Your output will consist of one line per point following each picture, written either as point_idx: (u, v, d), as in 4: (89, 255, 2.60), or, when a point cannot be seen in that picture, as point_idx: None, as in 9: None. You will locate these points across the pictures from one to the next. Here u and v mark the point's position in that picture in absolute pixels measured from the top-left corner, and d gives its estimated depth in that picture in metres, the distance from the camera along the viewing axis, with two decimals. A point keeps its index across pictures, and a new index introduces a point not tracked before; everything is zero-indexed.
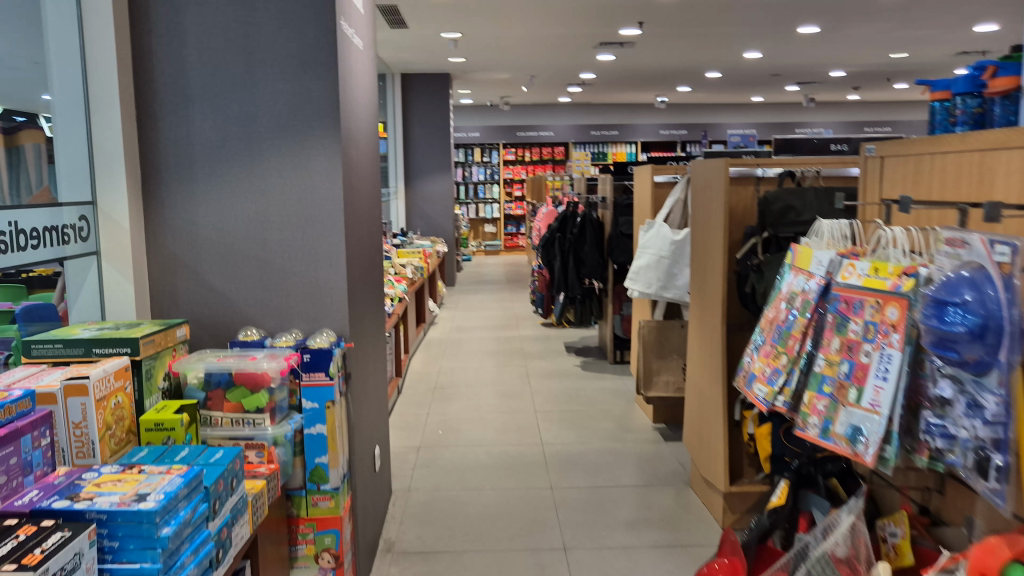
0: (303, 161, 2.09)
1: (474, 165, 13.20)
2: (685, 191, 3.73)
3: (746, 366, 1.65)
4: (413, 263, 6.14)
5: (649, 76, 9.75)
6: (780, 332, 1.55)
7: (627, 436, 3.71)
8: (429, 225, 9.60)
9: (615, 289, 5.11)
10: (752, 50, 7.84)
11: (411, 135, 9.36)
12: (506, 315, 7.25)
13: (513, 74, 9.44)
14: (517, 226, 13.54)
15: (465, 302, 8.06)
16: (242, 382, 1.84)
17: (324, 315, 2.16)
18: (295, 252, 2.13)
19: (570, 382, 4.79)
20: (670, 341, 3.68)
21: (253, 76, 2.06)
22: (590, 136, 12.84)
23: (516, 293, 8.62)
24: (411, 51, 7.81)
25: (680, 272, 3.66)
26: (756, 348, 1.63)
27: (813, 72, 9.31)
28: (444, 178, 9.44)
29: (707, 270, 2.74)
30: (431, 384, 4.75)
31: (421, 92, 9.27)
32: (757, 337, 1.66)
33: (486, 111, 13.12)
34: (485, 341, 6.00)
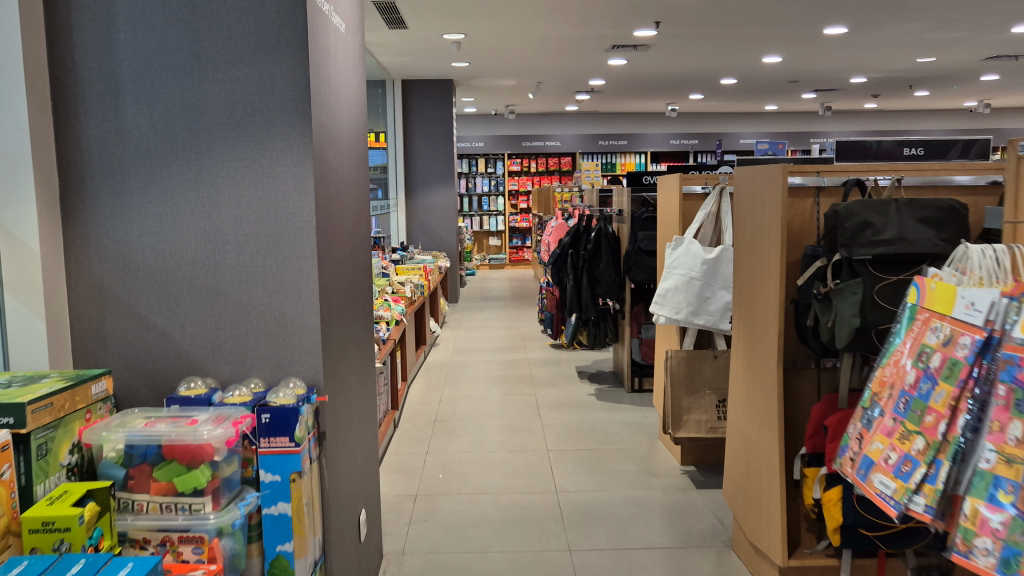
0: (266, 165, 1.68)
1: (478, 176, 12.79)
2: (718, 204, 3.31)
3: (873, 443, 1.39)
4: (412, 282, 5.72)
5: (661, 83, 9.34)
6: (921, 406, 1.27)
7: (652, 481, 3.27)
8: (432, 239, 9.18)
9: (633, 310, 4.68)
10: (772, 54, 7.43)
11: (412, 145, 8.95)
12: (512, 335, 6.81)
13: (519, 81, 9.05)
14: (522, 239, 13.11)
15: (469, 320, 7.62)
16: (175, 456, 1.41)
17: (291, 358, 1.72)
18: (255, 281, 1.71)
19: (584, 414, 4.35)
20: (702, 374, 3.24)
21: (201, 59, 1.65)
22: (598, 146, 12.44)
23: (522, 311, 8.19)
24: (412, 55, 7.40)
25: (712, 295, 3.23)
26: (887, 421, 1.37)
27: (833, 78, 8.90)
28: (447, 189, 9.03)
29: (755, 298, 2.31)
30: (431, 416, 4.31)
31: (422, 99, 8.87)
32: (886, 406, 1.39)
33: (490, 120, 12.73)
34: (489, 366, 5.56)
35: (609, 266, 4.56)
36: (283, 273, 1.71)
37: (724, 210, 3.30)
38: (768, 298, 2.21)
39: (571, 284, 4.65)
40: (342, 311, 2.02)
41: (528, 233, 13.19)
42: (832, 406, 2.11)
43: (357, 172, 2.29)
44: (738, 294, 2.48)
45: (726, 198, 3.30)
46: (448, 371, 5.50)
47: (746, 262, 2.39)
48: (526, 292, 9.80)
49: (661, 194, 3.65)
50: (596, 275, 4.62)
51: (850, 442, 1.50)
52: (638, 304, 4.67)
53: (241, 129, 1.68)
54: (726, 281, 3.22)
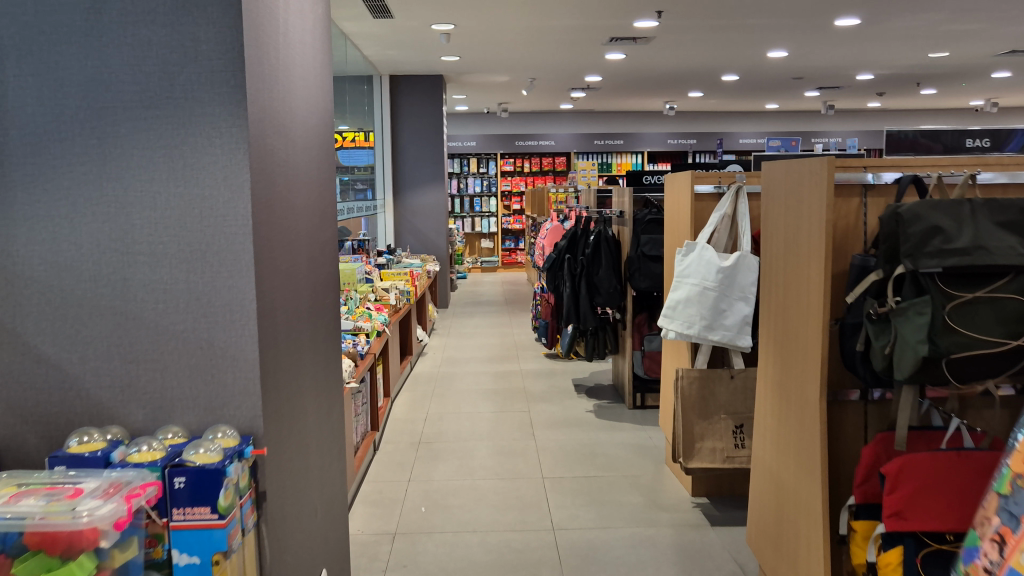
0: (187, 155, 1.32)
1: (470, 176, 12.43)
2: (735, 205, 2.96)
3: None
4: (397, 289, 5.37)
5: (660, 79, 9.02)
6: None
7: (660, 516, 2.91)
8: (421, 242, 8.81)
9: (635, 321, 4.34)
10: (778, 48, 7.11)
11: (401, 144, 8.60)
12: (504, 343, 6.45)
13: (513, 77, 8.70)
14: (515, 241, 12.77)
15: (460, 327, 7.26)
16: (43, 545, 1.04)
17: (222, 400, 1.36)
18: (176, 301, 1.35)
19: (583, 434, 4.00)
20: (717, 397, 2.89)
21: (103, 18, 1.30)
22: (593, 146, 12.10)
23: (515, 318, 7.83)
24: (399, 47, 7.06)
25: (728, 307, 2.88)
26: None
27: (838, 75, 8.59)
28: (437, 190, 8.67)
29: (790, 316, 1.97)
30: (415, 437, 3.95)
31: (412, 96, 8.51)
32: None
33: (482, 119, 12.38)
34: (480, 379, 5.20)
35: (608, 272, 4.21)
36: (212, 291, 1.35)
37: (741, 213, 2.95)
38: (807, 317, 1.87)
39: (568, 292, 4.30)
40: (296, 334, 1.66)
41: (522, 235, 12.83)
42: (886, 448, 1.75)
43: (319, 167, 1.93)
44: (768, 312, 2.14)
45: (742, 199, 2.96)
46: (435, 384, 5.14)
47: (778, 274, 2.05)
48: (520, 296, 9.45)
49: (669, 194, 3.30)
50: (595, 282, 4.27)
51: (984, 542, 1.31)
52: (640, 314, 4.33)
53: (155, 107, 1.32)
54: (744, 292, 2.87)
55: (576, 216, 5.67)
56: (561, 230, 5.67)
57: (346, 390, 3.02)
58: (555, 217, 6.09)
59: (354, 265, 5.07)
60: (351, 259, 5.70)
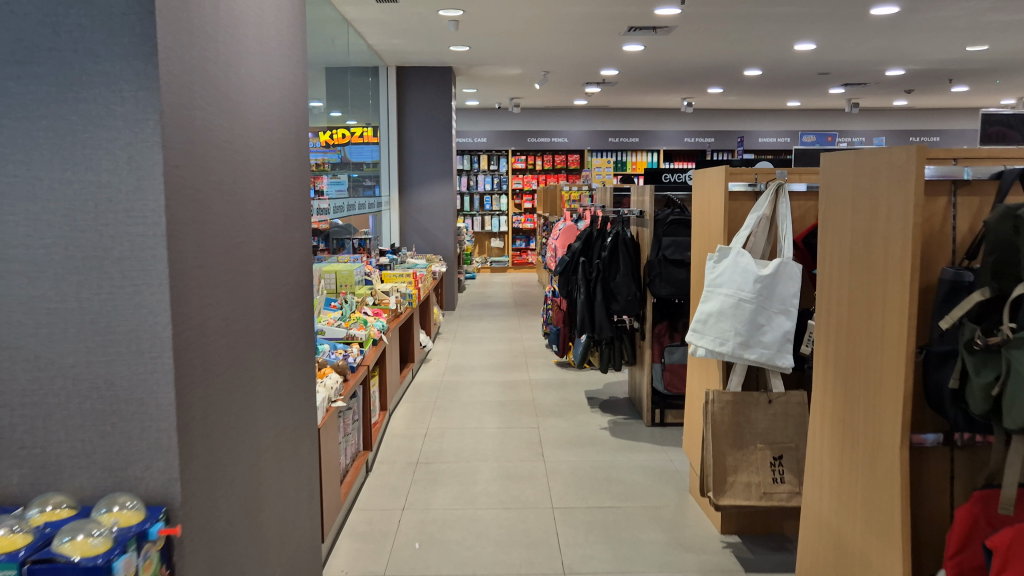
0: (88, 148, 1.16)
1: (480, 174, 12.10)
2: (774, 205, 2.61)
3: None
4: (399, 293, 5.04)
5: (678, 73, 8.67)
6: None
7: (686, 558, 2.56)
8: (428, 241, 8.47)
9: (654, 330, 3.99)
10: (805, 40, 6.76)
11: (408, 140, 8.26)
12: (512, 350, 6.12)
13: (525, 70, 8.37)
14: (526, 241, 12.42)
15: (467, 331, 6.93)
16: None
17: (124, 434, 1.21)
18: (64, 324, 1.18)
19: (596, 454, 3.66)
20: (752, 424, 2.54)
21: None
22: (607, 143, 11.74)
23: (525, 322, 7.49)
24: (406, 36, 6.74)
25: (767, 322, 2.52)
26: None
27: (866, 70, 8.22)
28: (445, 187, 8.34)
29: (857, 342, 1.61)
30: (413, 456, 3.62)
31: (419, 88, 8.17)
32: None
33: (493, 115, 12.04)
34: (485, 390, 4.87)
35: (626, 277, 3.87)
36: (111, 310, 1.18)
37: (782, 214, 2.60)
38: (882, 346, 1.51)
39: (581, 299, 3.95)
40: (227, 356, 1.37)
41: (533, 235, 12.48)
42: (984, 509, 1.40)
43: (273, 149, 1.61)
44: (824, 334, 1.78)
45: (783, 198, 2.61)
46: (438, 395, 4.80)
47: (840, 290, 1.69)
48: (530, 299, 9.11)
49: (696, 193, 2.95)
50: (612, 288, 3.92)
51: None
52: (660, 322, 3.99)
53: (54, 90, 1.16)
54: (785, 304, 2.51)
55: (590, 215, 5.33)
56: (574, 231, 5.33)
57: (332, 409, 2.69)
58: (568, 216, 5.74)
59: (352, 268, 4.75)
60: (352, 259, 5.38)
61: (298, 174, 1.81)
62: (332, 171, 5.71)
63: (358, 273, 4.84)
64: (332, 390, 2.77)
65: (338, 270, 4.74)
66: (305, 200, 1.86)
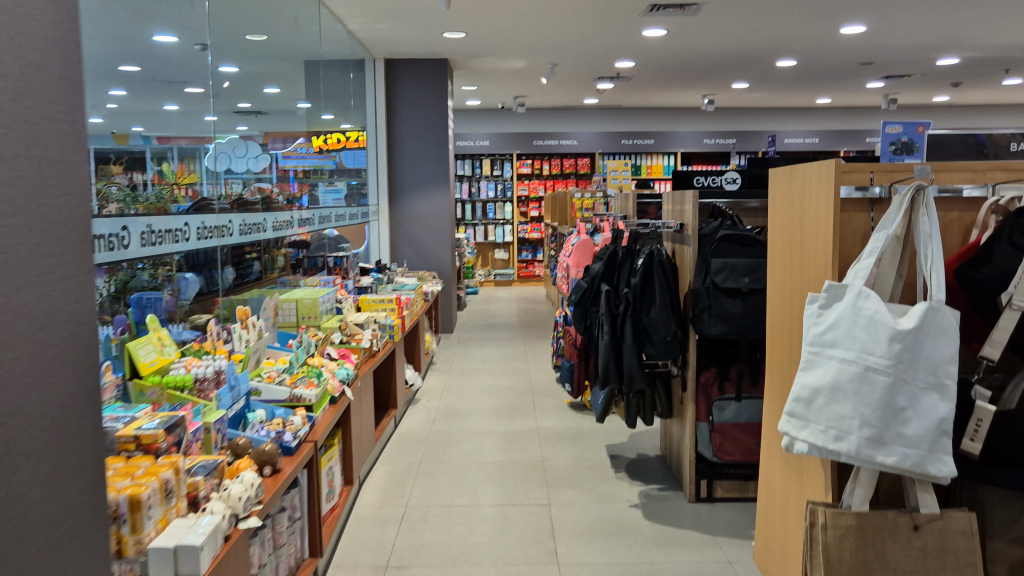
0: None
1: (482, 180, 11.18)
2: (912, 220, 1.71)
3: None
4: (375, 326, 4.15)
5: (701, 65, 7.80)
6: None
7: None
8: (422, 256, 7.56)
9: (699, 378, 3.11)
10: (852, 22, 5.88)
11: (398, 142, 7.37)
12: (517, 387, 5.22)
13: (530, 62, 7.51)
14: (532, 252, 11.52)
15: (464, 362, 6.03)
16: None
17: None
18: None
19: (627, 550, 2.74)
20: (886, 565, 1.61)
21: None
22: (620, 145, 10.87)
23: (532, 349, 6.61)
24: (392, 21, 5.87)
25: (910, 405, 1.58)
26: None
27: (914, 60, 7.34)
28: (441, 194, 7.44)
29: None
30: (382, 556, 2.71)
31: (411, 84, 7.29)
32: None
33: (496, 116, 11.18)
34: (484, 447, 3.96)
35: (663, 312, 2.96)
36: None
37: (924, 233, 1.69)
38: None
39: (604, 342, 3.04)
40: None
41: (540, 245, 11.58)
42: None
43: None
44: None
45: (924, 211, 1.71)
46: (424, 454, 3.88)
47: None
48: (537, 318, 8.21)
49: (778, 205, 2.04)
50: (645, 326, 3.01)
51: None
52: (708, 368, 3.10)
53: None
54: (938, 374, 1.59)
55: (610, 228, 4.44)
56: (589, 246, 4.44)
57: (239, 532, 1.78)
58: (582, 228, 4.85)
59: (315, 298, 3.86)
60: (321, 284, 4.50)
61: (17, 176, 0.89)
62: (327, 178, 5.50)
63: (324, 303, 3.95)
64: (250, 493, 1.87)
65: (298, 301, 3.86)
66: (49, 227, 0.94)
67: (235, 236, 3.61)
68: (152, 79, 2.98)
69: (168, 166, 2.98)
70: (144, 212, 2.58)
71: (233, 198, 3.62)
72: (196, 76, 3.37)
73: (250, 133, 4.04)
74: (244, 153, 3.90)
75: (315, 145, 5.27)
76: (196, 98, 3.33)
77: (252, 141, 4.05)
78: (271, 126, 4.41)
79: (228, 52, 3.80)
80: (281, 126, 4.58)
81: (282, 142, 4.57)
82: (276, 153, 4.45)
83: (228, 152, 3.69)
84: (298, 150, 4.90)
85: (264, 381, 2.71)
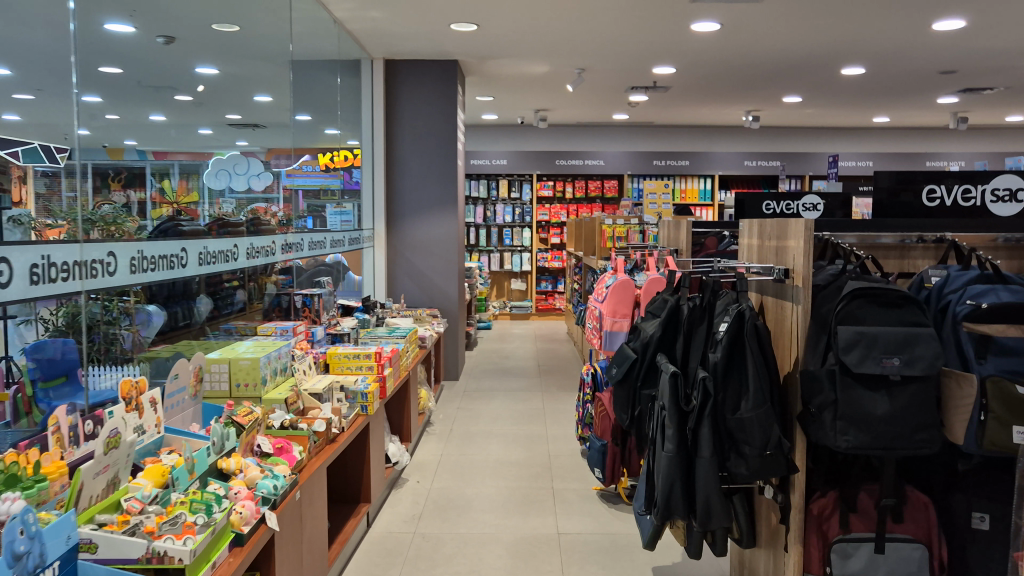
0: None
1: (499, 203, 10.16)
2: None
3: None
4: (341, 396, 3.11)
5: (751, 71, 6.81)
6: None
7: None
8: (423, 289, 6.49)
9: (808, 507, 2.03)
10: (949, 17, 4.86)
11: (398, 157, 6.35)
12: (533, 463, 4.15)
13: (554, 66, 6.50)
14: (553, 282, 10.47)
15: (468, 423, 4.97)
16: None
17: None
18: None
19: None
20: None
21: None
22: (652, 166, 9.89)
23: (551, 404, 5.55)
24: (390, 8, 4.88)
25: None
26: None
27: (1005, 69, 6.30)
28: (446, 217, 6.40)
29: None
30: None
31: (414, 87, 6.28)
32: None
33: (514, 133, 10.23)
34: (485, 568, 2.87)
35: (758, 410, 1.89)
36: None
37: None
38: None
39: (666, 449, 1.98)
40: None
41: (560, 275, 10.54)
42: None
43: None
44: None
45: None
46: None
47: None
48: (558, 363, 7.15)
49: None
50: (730, 429, 1.93)
51: None
52: (823, 492, 2.02)
53: None
54: None
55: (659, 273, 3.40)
56: (628, 285, 3.41)
57: None
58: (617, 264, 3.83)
59: (255, 358, 2.83)
60: (278, 331, 3.46)
61: None
62: (336, 199, 5.32)
63: (268, 365, 2.91)
64: None
65: (231, 360, 2.82)
66: None
67: (161, 272, 2.76)
68: (136, 87, 2.87)
69: (169, 184, 2.97)
70: (105, 235, 2.42)
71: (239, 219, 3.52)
72: (180, 84, 3.29)
73: (253, 150, 3.87)
74: (246, 170, 3.76)
75: (324, 163, 5.13)
76: (187, 106, 3.29)
77: (255, 158, 3.89)
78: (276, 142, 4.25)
79: (206, 52, 3.55)
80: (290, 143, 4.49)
81: (288, 160, 4.41)
82: (281, 172, 4.28)
83: (229, 169, 3.62)
84: (302, 169, 4.72)
85: (103, 527, 1.64)
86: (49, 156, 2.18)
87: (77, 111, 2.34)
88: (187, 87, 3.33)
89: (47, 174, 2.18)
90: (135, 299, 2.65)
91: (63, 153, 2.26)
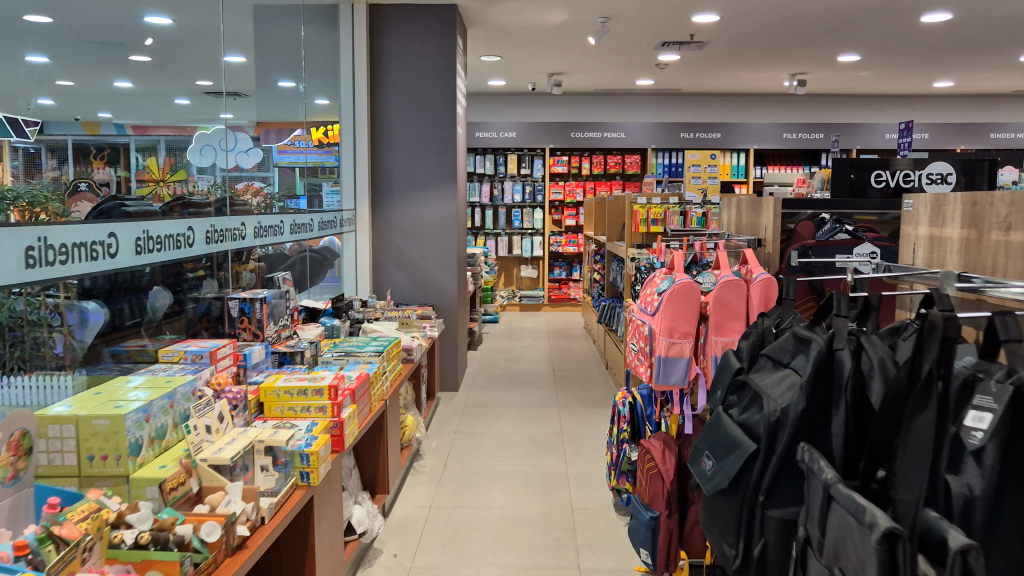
0: None
1: (508, 180, 9.08)
2: None
3: None
4: (265, 469, 2.07)
5: (807, 21, 5.78)
6: None
7: None
8: (415, 282, 5.43)
9: None
10: None
11: (386, 122, 5.29)
12: (551, 523, 3.14)
13: (574, 15, 5.44)
14: (567, 269, 9.42)
15: (468, 458, 3.97)
16: None
17: None
18: None
19: None
20: None
21: None
22: (679, 140, 8.84)
23: (570, 428, 4.54)
24: None
25: None
26: None
27: None
28: (443, 194, 5.34)
29: None
30: None
31: (404, 37, 5.20)
32: None
33: (525, 103, 9.16)
34: None
35: None
36: None
37: None
38: None
39: None
40: None
41: (575, 262, 9.50)
42: None
43: None
44: None
45: None
46: None
47: None
48: (574, 367, 6.15)
49: None
50: None
51: None
52: None
53: None
54: None
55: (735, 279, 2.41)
56: (692, 289, 2.41)
57: None
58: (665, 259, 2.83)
59: (117, 417, 1.78)
60: (189, 358, 2.41)
61: None
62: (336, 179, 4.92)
63: (144, 424, 1.87)
64: None
65: (80, 420, 1.78)
66: None
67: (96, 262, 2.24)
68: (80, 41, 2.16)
69: (154, 161, 2.56)
70: (47, 219, 2.00)
71: (213, 199, 3.09)
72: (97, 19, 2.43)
73: (240, 124, 3.43)
74: (235, 146, 3.37)
75: (318, 138, 4.60)
76: (145, 69, 2.47)
77: (243, 132, 3.47)
78: (267, 115, 3.84)
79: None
80: (276, 117, 3.96)
81: (276, 135, 3.97)
82: (271, 148, 3.89)
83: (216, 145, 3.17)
84: (295, 145, 4.27)
85: None
86: (16, 129, 1.84)
87: (27, 77, 1.90)
88: (141, 45, 2.46)
89: (22, 149, 1.86)
90: (65, 295, 2.10)
91: (31, 128, 1.91)
